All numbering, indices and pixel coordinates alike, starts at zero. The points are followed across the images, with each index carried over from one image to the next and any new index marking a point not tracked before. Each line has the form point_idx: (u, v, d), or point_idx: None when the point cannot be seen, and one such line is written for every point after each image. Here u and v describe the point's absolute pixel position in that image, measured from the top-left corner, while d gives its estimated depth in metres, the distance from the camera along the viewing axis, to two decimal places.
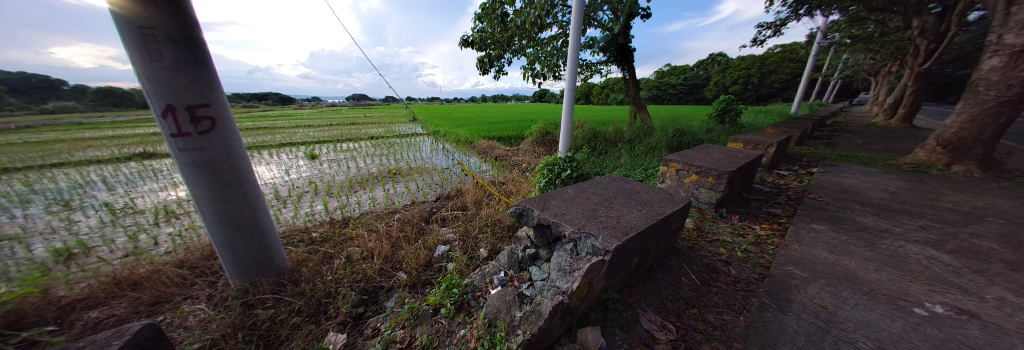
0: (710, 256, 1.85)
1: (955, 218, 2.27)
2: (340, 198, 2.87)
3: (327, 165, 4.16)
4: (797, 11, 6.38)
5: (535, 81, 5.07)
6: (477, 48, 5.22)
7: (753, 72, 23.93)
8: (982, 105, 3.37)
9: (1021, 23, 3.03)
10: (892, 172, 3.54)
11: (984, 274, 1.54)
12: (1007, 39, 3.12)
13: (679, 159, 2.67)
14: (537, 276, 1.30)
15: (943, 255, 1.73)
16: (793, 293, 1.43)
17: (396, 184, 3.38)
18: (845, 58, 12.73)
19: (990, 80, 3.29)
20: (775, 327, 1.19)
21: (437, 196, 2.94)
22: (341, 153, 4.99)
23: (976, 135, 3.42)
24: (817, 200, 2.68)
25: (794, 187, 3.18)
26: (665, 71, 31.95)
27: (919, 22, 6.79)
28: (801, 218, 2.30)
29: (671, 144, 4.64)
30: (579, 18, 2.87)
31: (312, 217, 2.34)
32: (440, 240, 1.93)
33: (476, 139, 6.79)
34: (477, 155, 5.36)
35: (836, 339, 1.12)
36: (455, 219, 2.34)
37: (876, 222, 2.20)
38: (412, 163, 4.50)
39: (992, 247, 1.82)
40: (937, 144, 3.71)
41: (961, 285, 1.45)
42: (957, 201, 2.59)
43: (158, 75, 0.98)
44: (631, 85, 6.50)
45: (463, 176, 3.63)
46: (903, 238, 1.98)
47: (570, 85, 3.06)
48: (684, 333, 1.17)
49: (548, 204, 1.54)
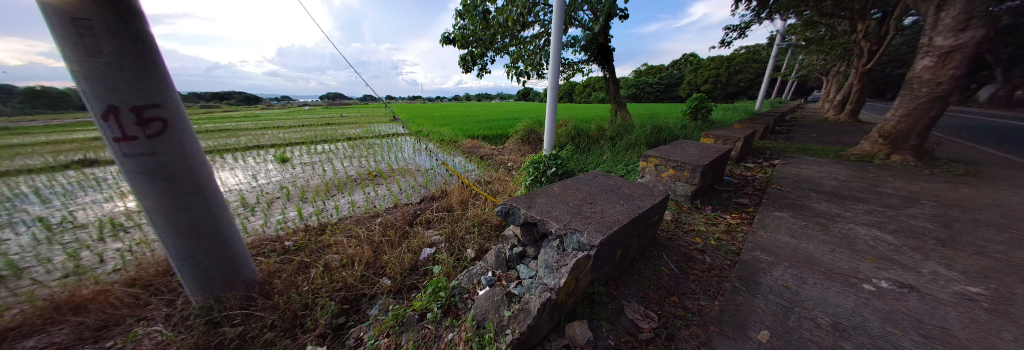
0: (687, 245, 1.94)
1: (894, 202, 2.55)
2: (316, 203, 2.70)
3: (301, 168, 3.92)
4: (760, 15, 6.86)
5: (519, 80, 5.06)
6: (459, 45, 5.13)
7: (722, 71, 25.43)
8: (915, 101, 3.79)
9: (950, 27, 3.44)
10: (842, 163, 3.91)
11: (919, 250, 1.75)
12: (938, 42, 3.53)
13: (657, 154, 2.79)
14: (524, 273, 1.30)
15: (886, 236, 1.95)
16: (760, 276, 1.54)
17: (378, 186, 3.26)
18: (800, 59, 13.88)
19: (922, 78, 3.72)
20: (747, 309, 1.28)
21: (421, 197, 2.86)
22: (316, 155, 4.73)
23: (911, 127, 3.85)
24: (779, 189, 2.90)
25: (758, 178, 3.43)
26: (642, 71, 33.22)
27: (863, 26, 7.53)
28: (766, 206, 2.49)
29: (649, 140, 4.84)
30: (560, 17, 2.90)
31: (284, 224, 2.18)
32: (426, 243, 1.89)
33: (460, 138, 6.69)
34: (462, 154, 5.29)
35: (799, 317, 1.22)
36: (440, 220, 2.30)
37: (830, 208, 2.42)
38: (393, 164, 4.36)
39: (925, 227, 2.06)
40: (878, 136, 4.15)
41: (901, 262, 1.63)
42: (894, 187, 2.92)
43: (96, 71, 0.86)
44: (611, 84, 6.67)
45: (448, 176, 3.56)
46: (853, 221, 2.19)
47: (553, 83, 3.08)
48: (666, 320, 1.22)
49: (534, 202, 1.55)
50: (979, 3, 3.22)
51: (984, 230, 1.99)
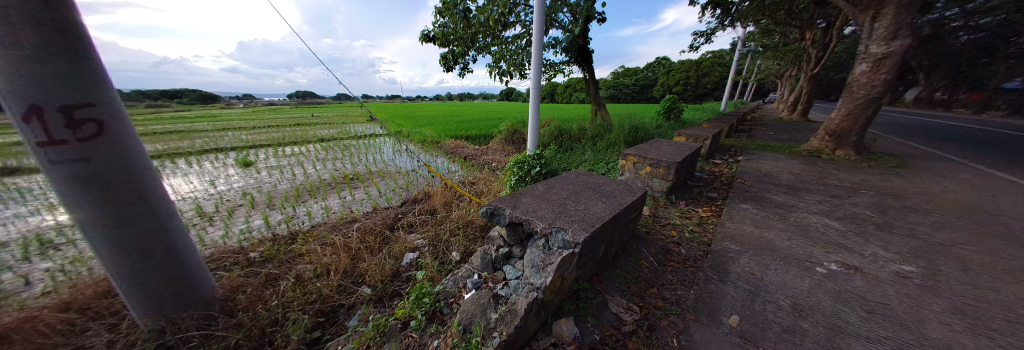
0: (664, 239, 2.03)
1: (840, 192, 2.85)
2: (285, 210, 2.51)
3: (267, 173, 3.63)
4: (724, 22, 7.38)
5: (501, 80, 5.06)
6: (439, 43, 5.02)
7: (692, 74, 27.07)
8: (855, 102, 4.26)
9: (882, 36, 3.88)
10: (796, 158, 4.31)
11: (862, 235, 1.97)
12: (873, 49, 3.98)
13: (635, 152, 2.91)
14: (511, 274, 1.29)
15: (834, 222, 2.17)
16: (729, 264, 1.65)
17: (356, 190, 3.10)
18: (759, 63, 15.12)
19: (860, 81, 4.19)
20: (719, 296, 1.37)
21: (402, 200, 2.76)
22: (284, 159, 4.40)
23: (851, 125, 4.32)
24: (744, 183, 3.14)
25: (726, 174, 3.69)
26: (620, 72, 34.51)
27: (811, 34, 8.35)
28: (733, 199, 2.68)
29: (627, 139, 5.03)
30: (541, 18, 2.92)
31: (248, 235, 2.00)
32: (409, 247, 1.82)
33: (443, 139, 6.56)
34: (445, 155, 5.18)
35: (764, 301, 1.33)
36: (423, 224, 2.23)
37: (787, 199, 2.66)
38: (371, 166, 4.18)
39: (865, 213, 2.33)
40: (825, 133, 4.61)
41: (847, 246, 1.83)
42: (840, 179, 3.27)
43: (10, 65, 0.73)
44: (591, 85, 6.86)
45: (431, 178, 3.47)
46: (806, 210, 2.42)
47: (535, 83, 3.11)
48: (647, 312, 1.27)
49: (519, 202, 1.55)
50: (904, 17, 3.69)
51: (912, 215, 2.28)
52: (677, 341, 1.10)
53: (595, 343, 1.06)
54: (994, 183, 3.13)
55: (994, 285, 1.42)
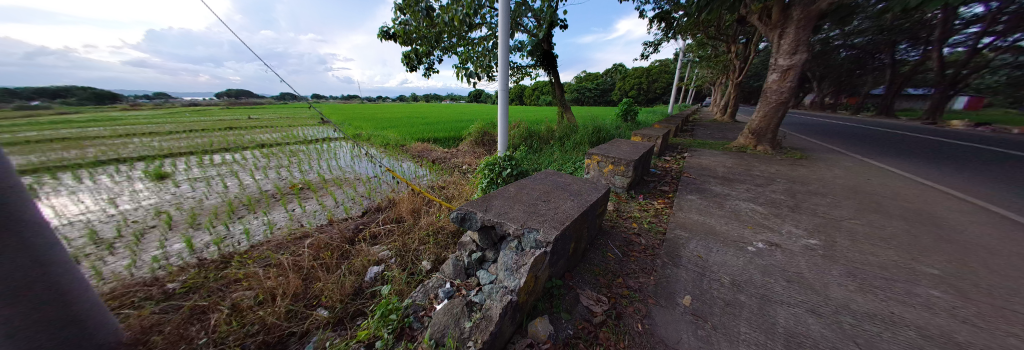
0: (626, 231, 2.19)
1: (762, 181, 3.38)
2: (215, 229, 2.13)
3: (190, 186, 3.07)
4: (668, 34, 8.27)
5: (469, 81, 4.99)
6: (400, 42, 4.77)
7: (644, 80, 29.75)
8: (769, 105, 5.08)
9: (786, 51, 4.69)
10: (729, 153, 5.00)
11: (780, 216, 2.35)
12: (781, 62, 4.78)
13: (599, 152, 3.09)
14: (484, 278, 1.26)
15: (760, 207, 2.56)
16: (681, 250, 1.83)
17: (307, 201, 2.78)
18: (698, 72, 17.21)
19: (772, 88, 5.01)
20: (674, 280, 1.51)
21: (364, 209, 2.55)
22: (212, 169, 3.76)
23: (768, 124, 5.14)
24: (691, 177, 3.53)
25: (675, 169, 4.11)
26: (582, 77, 36.47)
27: (735, 48, 9.79)
28: (682, 191, 3.00)
29: (591, 139, 5.33)
30: (506, 21, 2.94)
31: (163, 263, 1.66)
32: (373, 261, 1.69)
33: (408, 142, 6.24)
34: (411, 159, 4.93)
35: (710, 280, 1.50)
36: (388, 234, 2.09)
37: (723, 189, 3.06)
38: (326, 173, 3.79)
39: (782, 198, 2.79)
40: (749, 132, 5.39)
41: (769, 226, 2.17)
42: (762, 170, 3.86)
43: None
44: (556, 88, 7.13)
45: (396, 184, 3.27)
46: (739, 198, 2.81)
47: (503, 85, 3.11)
48: (615, 301, 1.35)
49: (490, 204, 1.53)
50: (801, 36, 4.51)
51: (815, 198, 2.80)
52: (642, 325, 1.18)
53: (569, 338, 1.09)
54: (866, 169, 3.99)
55: (872, 250, 1.80)
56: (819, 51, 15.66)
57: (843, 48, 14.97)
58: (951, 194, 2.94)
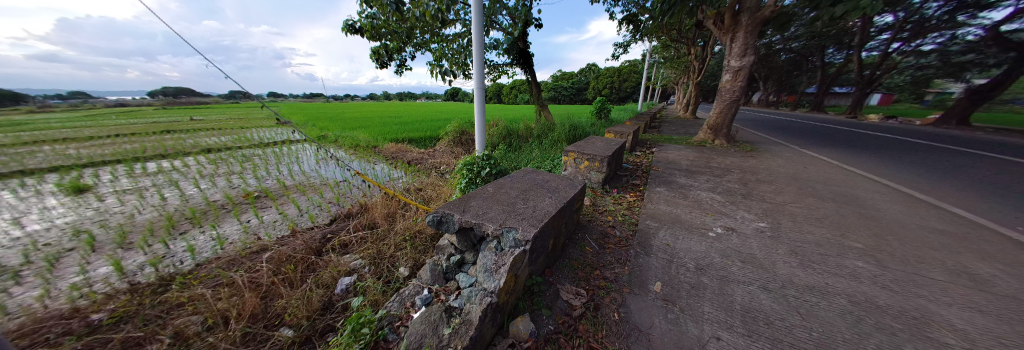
0: (602, 224, 2.27)
1: (720, 172, 3.70)
2: (151, 248, 1.86)
3: (117, 200, 2.64)
4: (636, 35, 8.70)
5: (444, 79, 4.86)
6: (368, 36, 4.50)
7: (615, 79, 31.10)
8: (725, 103, 5.56)
9: (737, 54, 5.16)
10: (692, 147, 5.41)
11: (736, 203, 2.60)
12: (734, 63, 5.25)
13: (575, 149, 3.18)
14: (464, 282, 1.24)
15: (719, 196, 2.80)
16: (652, 239, 1.95)
17: (266, 211, 2.53)
18: (664, 72, 18.36)
19: (726, 87, 5.49)
20: (646, 268, 1.60)
21: (332, 217, 2.38)
22: (146, 179, 3.28)
23: (724, 120, 5.63)
24: (659, 171, 3.77)
25: (646, 163, 4.36)
26: (557, 76, 37.25)
27: (694, 50, 10.59)
28: (652, 184, 3.19)
29: (567, 137, 5.47)
30: (480, 18, 2.90)
31: (84, 290, 1.41)
32: (343, 271, 1.58)
33: (380, 143, 5.93)
34: (384, 161, 4.70)
35: (678, 266, 1.61)
36: (361, 241, 1.98)
37: (687, 181, 3.31)
38: (287, 179, 3.48)
39: (738, 187, 3.07)
40: (708, 128, 5.85)
41: (727, 212, 2.38)
42: (720, 162, 4.23)
43: None
44: (533, 86, 7.19)
45: (368, 188, 3.10)
46: (701, 188, 3.06)
47: (479, 83, 3.07)
48: (593, 293, 1.40)
49: (467, 206, 1.50)
50: (749, 40, 4.99)
51: (763, 185, 3.13)
52: (618, 314, 1.23)
53: (550, 334, 1.11)
54: (803, 158, 4.54)
55: (810, 229, 2.06)
56: (764, 54, 17.45)
57: (783, 52, 16.84)
58: (868, 178, 3.44)
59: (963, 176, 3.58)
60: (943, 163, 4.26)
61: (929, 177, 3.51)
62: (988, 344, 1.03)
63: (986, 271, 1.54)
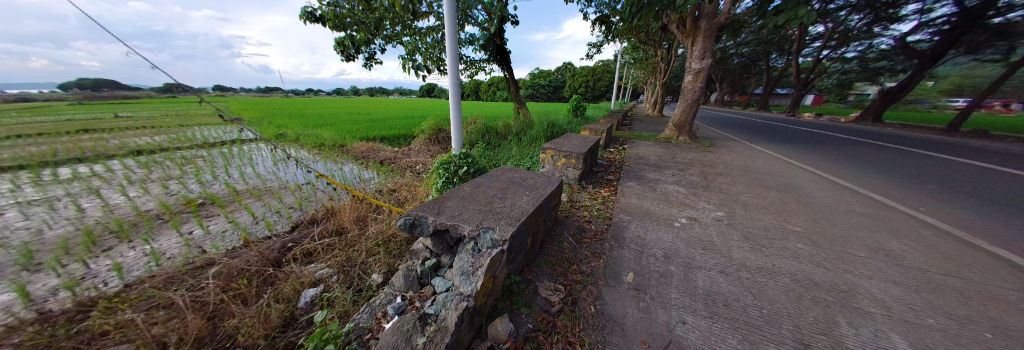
0: (579, 219, 2.34)
1: (684, 166, 4.00)
2: (63, 269, 1.56)
3: (11, 214, 2.18)
4: (608, 36, 9.05)
5: (417, 74, 4.66)
6: (331, 26, 4.17)
7: (590, 78, 32.13)
8: (687, 102, 5.99)
9: (698, 56, 5.57)
10: (659, 143, 5.77)
11: (697, 195, 2.82)
12: (694, 65, 5.66)
13: (552, 146, 3.24)
14: (440, 286, 1.20)
15: (683, 188, 3.02)
16: (624, 232, 2.05)
17: (212, 221, 2.25)
18: (634, 72, 19.32)
19: (688, 87, 5.91)
20: (620, 260, 1.67)
21: (293, 223, 2.18)
22: (53, 187, 2.74)
23: (687, 118, 6.07)
24: (630, 166, 3.97)
25: (618, 159, 4.56)
26: (535, 74, 37.62)
27: (660, 52, 11.27)
28: (624, 179, 3.35)
29: (545, 134, 5.55)
30: (452, 11, 2.80)
31: None
32: (307, 283, 1.46)
33: (349, 141, 5.56)
34: (353, 161, 4.41)
35: (648, 256, 1.71)
36: (328, 249, 1.84)
37: (655, 175, 3.53)
38: (239, 184, 3.13)
39: (700, 180, 3.33)
40: (673, 125, 6.27)
41: (690, 204, 2.57)
42: (684, 157, 4.56)
43: None
44: (510, 84, 7.18)
45: (335, 191, 2.89)
46: (667, 181, 3.27)
47: (454, 79, 2.99)
48: (571, 288, 1.43)
49: (443, 207, 1.46)
50: (707, 44, 5.41)
51: (719, 177, 3.43)
52: (594, 307, 1.27)
53: (529, 333, 1.11)
54: (753, 153, 5.05)
55: (760, 216, 2.29)
56: (720, 57, 19.05)
57: (735, 56, 18.55)
58: (805, 169, 3.92)
59: (875, 166, 4.23)
60: (860, 155, 5.00)
61: (850, 167, 4.09)
62: (900, 310, 1.22)
63: (895, 246, 1.83)
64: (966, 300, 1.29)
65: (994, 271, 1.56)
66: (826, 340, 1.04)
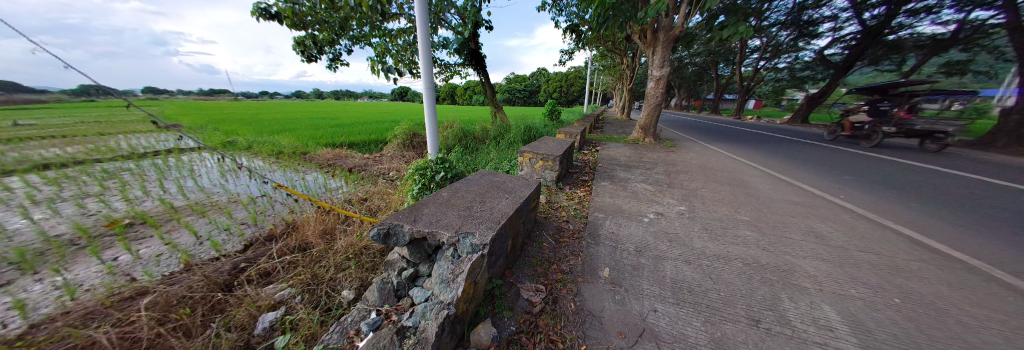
0: (557, 219, 2.40)
1: (651, 165, 4.30)
2: None
3: None
4: (578, 44, 9.50)
5: (389, 77, 4.50)
6: (290, 25, 3.89)
7: (563, 83, 33.32)
8: (651, 106, 6.46)
9: (658, 64, 6.05)
10: (628, 145, 6.15)
11: (663, 191, 3.04)
12: (655, 72, 6.15)
13: (529, 149, 3.30)
14: (419, 297, 1.17)
15: (651, 186, 3.24)
16: (600, 229, 2.14)
17: (143, 244, 1.94)
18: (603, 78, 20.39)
19: (651, 92, 6.39)
20: (596, 257, 1.74)
21: (246, 242, 1.96)
22: None
23: (651, 121, 6.55)
24: (603, 167, 4.18)
25: (592, 160, 4.77)
26: (510, 79, 38.10)
27: (626, 60, 12.07)
28: (598, 179, 3.51)
29: (522, 138, 5.63)
30: (424, 14, 2.76)
31: None
32: (265, 306, 1.31)
33: (313, 148, 5.17)
34: (318, 169, 4.10)
35: (622, 251, 1.80)
36: (291, 266, 1.70)
37: (625, 174, 3.76)
38: (179, 199, 2.75)
39: (664, 177, 3.59)
40: (640, 128, 6.72)
41: (657, 200, 2.77)
42: (650, 157, 4.91)
43: None
44: (486, 88, 7.20)
45: (297, 203, 2.67)
46: (636, 180, 3.50)
47: (428, 82, 2.92)
48: (551, 287, 1.46)
49: (420, 214, 1.42)
50: (666, 53, 5.92)
51: (681, 175, 3.75)
52: (574, 304, 1.32)
53: (512, 336, 1.11)
54: (708, 151, 5.57)
55: (716, 208, 2.54)
56: (677, 65, 20.81)
57: (690, 65, 20.44)
58: (751, 165, 4.43)
59: (803, 161, 4.92)
60: (793, 152, 5.76)
61: (787, 163, 4.69)
62: (828, 283, 1.42)
63: (823, 229, 2.13)
64: (876, 271, 1.55)
65: (895, 245, 1.89)
66: (773, 315, 1.18)
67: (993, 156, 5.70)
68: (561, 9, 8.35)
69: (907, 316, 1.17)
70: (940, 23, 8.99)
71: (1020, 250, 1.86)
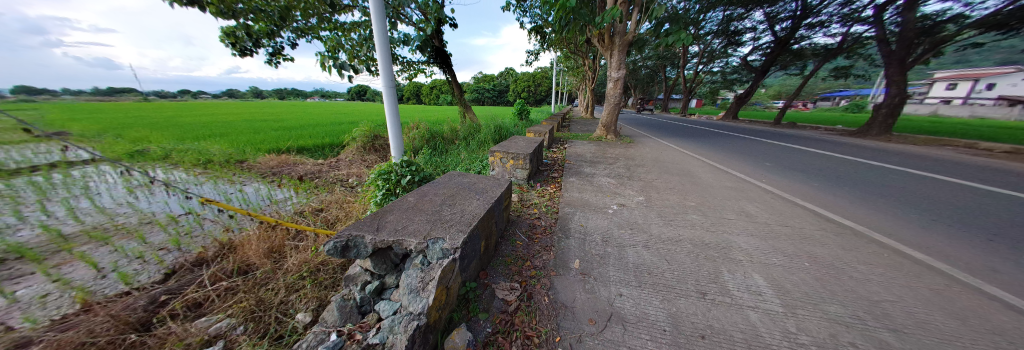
0: (529, 217, 2.45)
1: (613, 160, 4.59)
2: None
3: None
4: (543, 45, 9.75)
5: (342, 74, 4.14)
6: (215, 13, 3.36)
7: (531, 83, 33.93)
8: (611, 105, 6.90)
9: (615, 66, 6.48)
10: (593, 141, 6.49)
11: (625, 184, 3.27)
12: (614, 73, 6.59)
13: (500, 149, 3.30)
14: (386, 310, 1.10)
15: (614, 179, 3.46)
16: (569, 223, 2.23)
17: (13, 283, 1.53)
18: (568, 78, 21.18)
19: (612, 92, 6.82)
20: (567, 250, 1.81)
21: (168, 269, 1.66)
22: None
23: (612, 119, 7.00)
24: (571, 164, 4.35)
25: (561, 158, 4.94)
26: (477, 78, 37.65)
27: (588, 62, 12.74)
28: (566, 176, 3.65)
29: (492, 138, 5.61)
30: (381, 9, 2.60)
31: None
32: (196, 343, 1.11)
33: (254, 155, 4.55)
34: (260, 179, 3.62)
35: (591, 243, 1.90)
36: (233, 292, 1.48)
37: (591, 170, 3.96)
38: (69, 224, 2.22)
39: (625, 171, 3.86)
40: (602, 126, 7.14)
41: (621, 192, 2.97)
42: (612, 153, 5.24)
43: None
44: (453, 87, 7.03)
45: (235, 219, 2.32)
46: (601, 174, 3.71)
47: (388, 81, 2.75)
48: (526, 284, 1.48)
49: (383, 222, 1.33)
50: (622, 56, 6.37)
51: (640, 168, 4.07)
52: (548, 297, 1.36)
53: (488, 337, 1.10)
54: (662, 146, 6.13)
55: (670, 197, 2.82)
56: (633, 67, 22.56)
57: (644, 67, 22.28)
58: (697, 157, 4.97)
59: (737, 151, 5.66)
60: (728, 144, 6.61)
61: (725, 153, 5.36)
62: (757, 255, 1.67)
63: (753, 209, 2.48)
64: (791, 241, 1.86)
65: (804, 218, 2.29)
66: (716, 287, 1.34)
67: (866, 143, 7.21)
68: (524, 10, 8.49)
69: (814, 276, 1.43)
70: (829, 35, 11.04)
71: (884, 216, 2.38)
